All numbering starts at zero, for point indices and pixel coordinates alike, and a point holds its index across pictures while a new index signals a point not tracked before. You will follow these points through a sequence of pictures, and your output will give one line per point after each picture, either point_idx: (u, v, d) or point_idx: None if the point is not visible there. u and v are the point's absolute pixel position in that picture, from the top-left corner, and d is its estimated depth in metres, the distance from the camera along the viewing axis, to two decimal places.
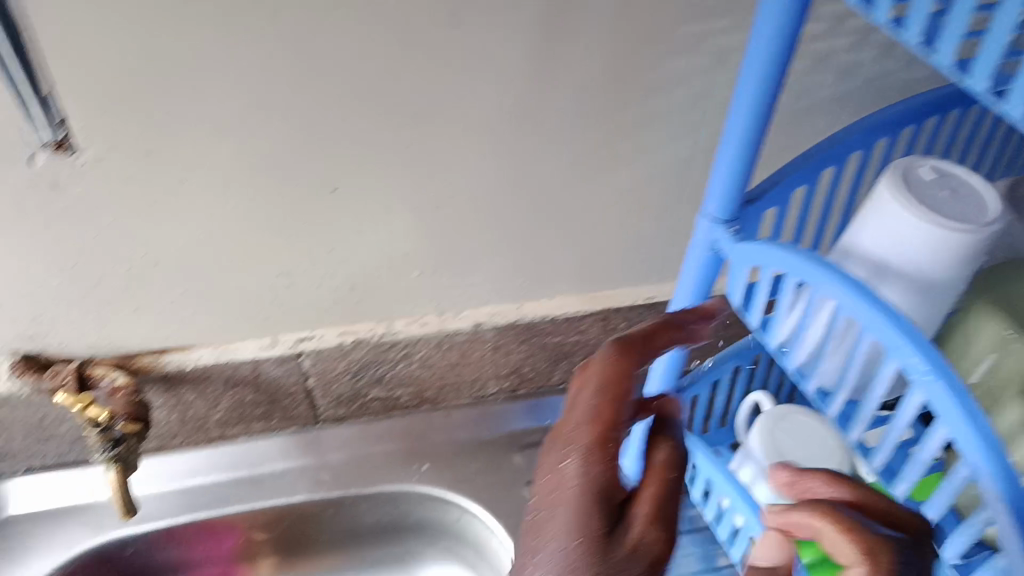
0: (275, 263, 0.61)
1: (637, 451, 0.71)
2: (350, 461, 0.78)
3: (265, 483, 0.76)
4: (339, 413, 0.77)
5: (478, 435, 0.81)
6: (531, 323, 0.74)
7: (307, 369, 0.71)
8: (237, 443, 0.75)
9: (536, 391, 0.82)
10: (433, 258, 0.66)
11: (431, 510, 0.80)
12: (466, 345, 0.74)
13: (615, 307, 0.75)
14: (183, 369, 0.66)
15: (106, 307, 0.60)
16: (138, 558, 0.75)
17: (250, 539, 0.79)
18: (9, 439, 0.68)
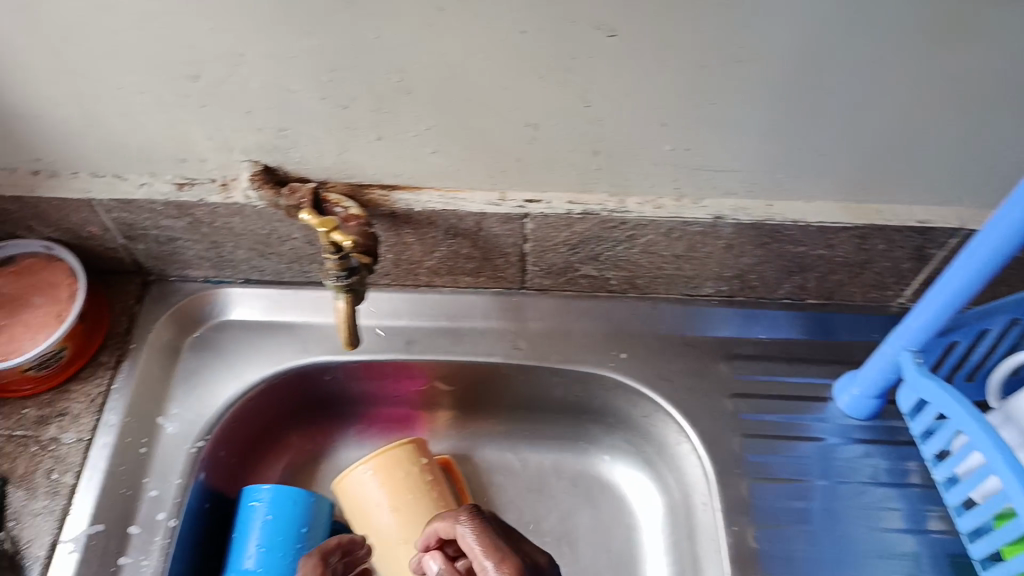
0: (525, 108, 0.56)
1: (869, 383, 0.69)
2: (549, 330, 0.75)
3: (463, 336, 0.75)
4: (544, 284, 0.74)
5: (685, 334, 0.75)
6: (777, 227, 0.65)
7: (528, 233, 0.67)
8: (439, 292, 0.75)
9: (755, 300, 0.76)
10: (696, 133, 0.58)
11: (620, 400, 0.76)
12: (697, 238, 0.66)
13: (877, 226, 0.65)
14: (409, 210, 0.64)
15: (349, 129, 0.58)
16: (334, 384, 0.77)
17: (433, 386, 0.79)
18: (235, 246, 0.69)
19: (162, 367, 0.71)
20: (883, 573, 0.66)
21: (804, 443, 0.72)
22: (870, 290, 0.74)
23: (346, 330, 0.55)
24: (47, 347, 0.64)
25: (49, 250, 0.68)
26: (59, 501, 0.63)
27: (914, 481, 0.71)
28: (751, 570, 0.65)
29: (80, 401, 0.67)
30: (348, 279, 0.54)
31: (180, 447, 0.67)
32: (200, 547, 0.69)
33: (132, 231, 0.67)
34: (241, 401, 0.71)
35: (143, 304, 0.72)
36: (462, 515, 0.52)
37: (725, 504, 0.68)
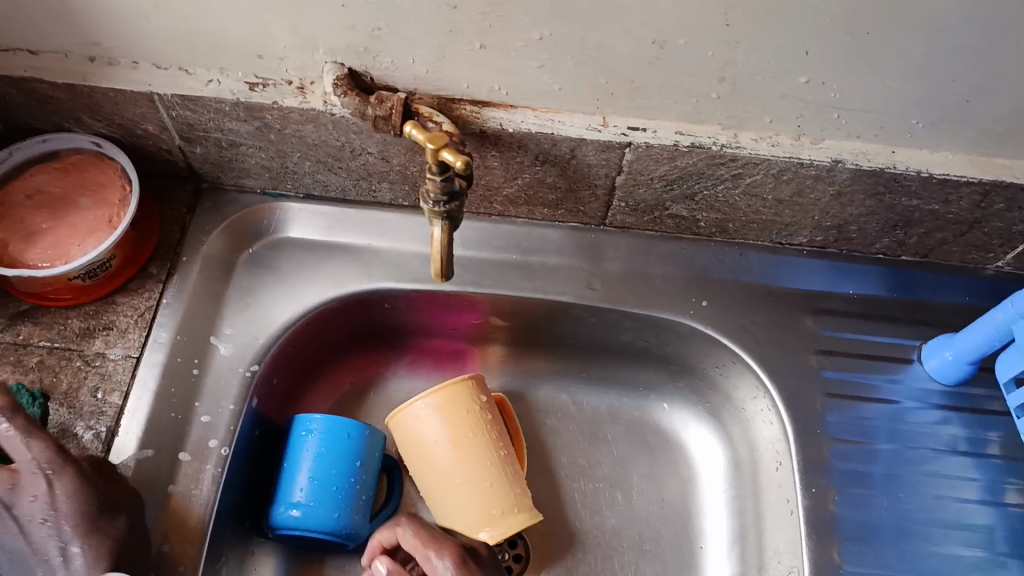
0: (655, 23, 0.49)
1: (974, 349, 0.64)
2: (627, 272, 0.70)
3: (535, 272, 0.69)
4: (627, 222, 0.69)
5: (770, 284, 0.71)
6: (897, 176, 0.60)
7: (624, 164, 0.61)
8: (513, 223, 0.70)
9: (847, 253, 0.71)
10: (837, 66, 0.51)
11: (693, 348, 0.71)
12: (808, 182, 0.62)
13: (1003, 184, 0.60)
14: (501, 130, 0.58)
15: (452, 34, 0.51)
16: (392, 314, 0.72)
17: (488, 323, 0.74)
18: (300, 156, 0.63)
19: (214, 283, 0.66)
20: (951, 543, 0.63)
21: (874, 404, 0.67)
22: (971, 251, 0.69)
23: (438, 260, 0.50)
24: (95, 257, 0.58)
25: (98, 148, 0.63)
26: (106, 423, 0.58)
27: (996, 452, 0.66)
28: (824, 535, 0.62)
29: (126, 315, 0.62)
30: (446, 205, 0.48)
31: (232, 371, 0.63)
32: (246, 476, 0.64)
33: (191, 132, 0.61)
34: (296, 326, 0.66)
35: (195, 214, 0.67)
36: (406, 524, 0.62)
37: (802, 465, 0.64)
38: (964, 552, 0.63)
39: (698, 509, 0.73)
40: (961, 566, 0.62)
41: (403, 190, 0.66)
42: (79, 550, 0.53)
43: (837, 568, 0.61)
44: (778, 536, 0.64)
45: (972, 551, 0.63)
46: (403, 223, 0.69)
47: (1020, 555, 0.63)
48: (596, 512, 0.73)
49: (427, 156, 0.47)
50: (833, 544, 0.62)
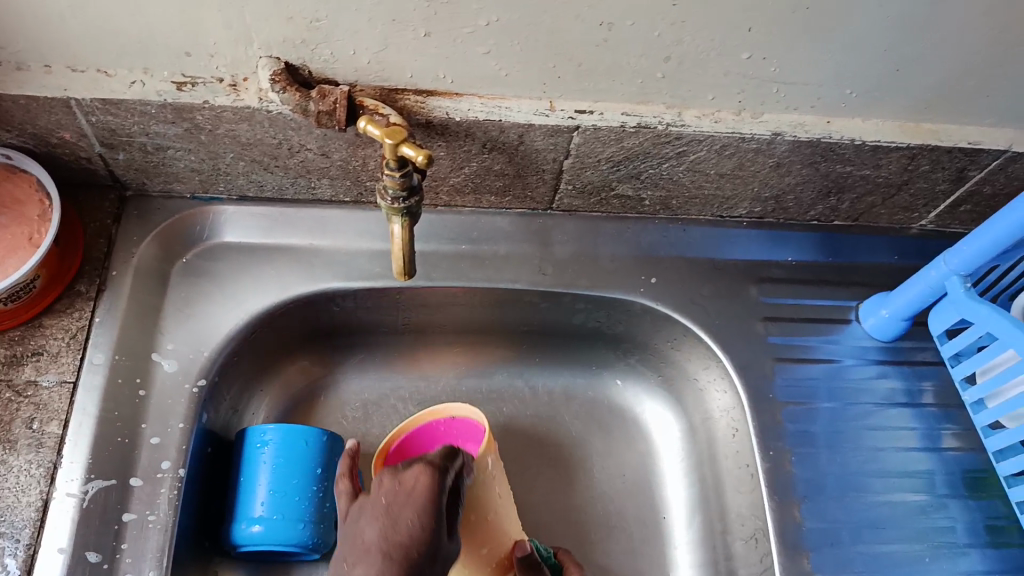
0: (604, 6, 0.49)
1: (906, 302, 0.67)
2: (578, 254, 0.70)
3: (485, 261, 0.69)
4: (574, 205, 0.69)
5: (714, 257, 0.72)
6: (832, 145, 0.62)
7: (572, 148, 0.60)
8: (460, 214, 0.69)
9: (784, 222, 0.74)
10: (778, 42, 0.53)
11: (645, 325, 0.72)
12: (749, 155, 0.63)
13: (929, 147, 0.63)
14: (448, 119, 0.56)
15: (395, 22, 0.49)
16: (340, 315, 0.70)
17: (437, 316, 0.72)
18: (234, 157, 0.60)
19: (148, 295, 0.62)
20: (898, 490, 0.66)
21: (818, 365, 0.70)
22: (898, 212, 0.73)
23: (400, 256, 0.49)
24: (19, 278, 0.54)
25: (8, 159, 0.58)
26: (46, 455, 0.54)
27: (929, 401, 0.70)
28: (783, 495, 0.64)
29: (57, 337, 0.58)
30: (406, 201, 0.47)
31: (180, 388, 0.59)
32: (200, 497, 0.61)
33: (113, 138, 0.57)
34: (242, 335, 0.63)
35: (122, 224, 0.63)
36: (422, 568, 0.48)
37: (757, 429, 0.66)
38: (909, 497, 0.66)
39: (658, 480, 0.74)
40: (908, 511, 0.66)
41: (345, 187, 0.64)
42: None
43: (797, 526, 0.63)
44: (740, 500, 0.66)
45: (916, 496, 0.66)
46: (346, 220, 0.66)
47: (959, 496, 0.67)
48: (561, 494, 0.73)
49: (386, 151, 0.45)
50: (792, 504, 0.64)
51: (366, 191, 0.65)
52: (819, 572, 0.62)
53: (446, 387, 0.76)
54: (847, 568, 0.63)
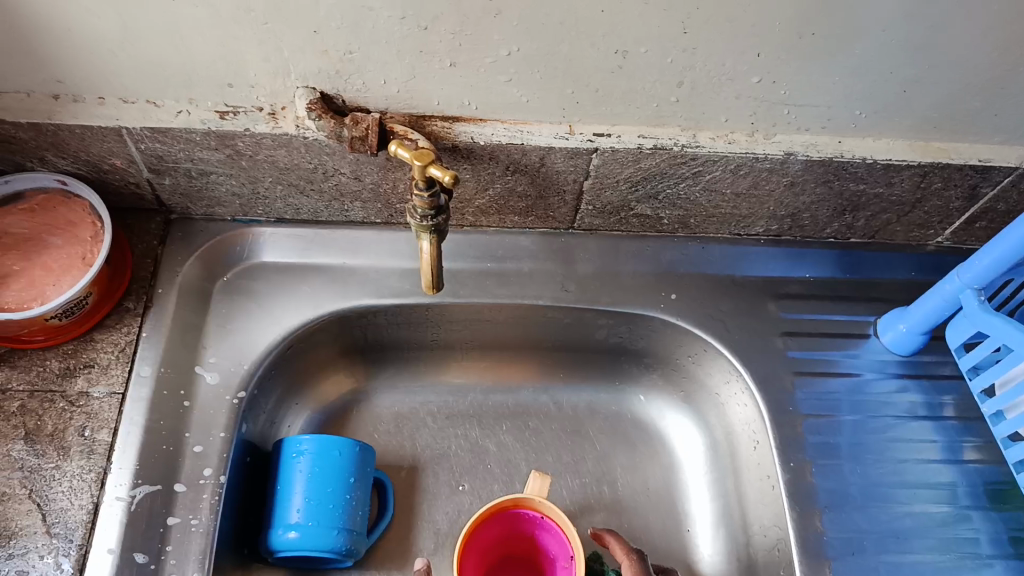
0: (619, 35, 0.52)
1: (922, 317, 0.69)
2: (599, 272, 0.72)
3: (509, 279, 0.71)
4: (594, 224, 0.72)
5: (732, 274, 0.74)
6: (845, 164, 0.64)
7: (592, 169, 0.63)
8: (485, 233, 0.72)
9: (801, 240, 0.75)
10: (787, 65, 0.55)
11: (665, 340, 0.74)
12: (764, 174, 0.65)
13: (940, 165, 0.65)
14: (472, 143, 0.59)
15: (423, 53, 0.53)
16: (372, 331, 0.73)
17: (463, 332, 0.75)
18: (272, 181, 0.63)
19: (191, 312, 0.65)
20: (920, 501, 0.67)
21: (838, 379, 0.71)
22: (913, 229, 0.74)
23: (429, 270, 0.52)
24: (74, 294, 0.58)
25: (63, 185, 0.62)
26: (96, 461, 0.57)
27: (950, 414, 0.71)
28: (804, 505, 0.65)
29: (107, 351, 0.61)
30: (434, 219, 0.50)
31: (220, 398, 0.63)
32: (238, 504, 0.64)
33: (160, 164, 0.61)
34: (278, 349, 0.66)
35: (167, 245, 0.67)
36: None
37: (778, 441, 0.68)
38: (932, 508, 0.67)
39: (681, 493, 0.75)
40: (931, 522, 0.66)
41: (375, 209, 0.67)
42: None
43: (820, 535, 0.64)
44: (762, 512, 0.68)
45: (939, 507, 0.67)
46: (377, 240, 0.70)
47: (982, 507, 0.67)
48: (585, 507, 0.75)
49: (414, 172, 0.48)
50: (814, 514, 0.65)
51: (396, 213, 0.68)
52: None
53: (472, 401, 0.78)
54: None
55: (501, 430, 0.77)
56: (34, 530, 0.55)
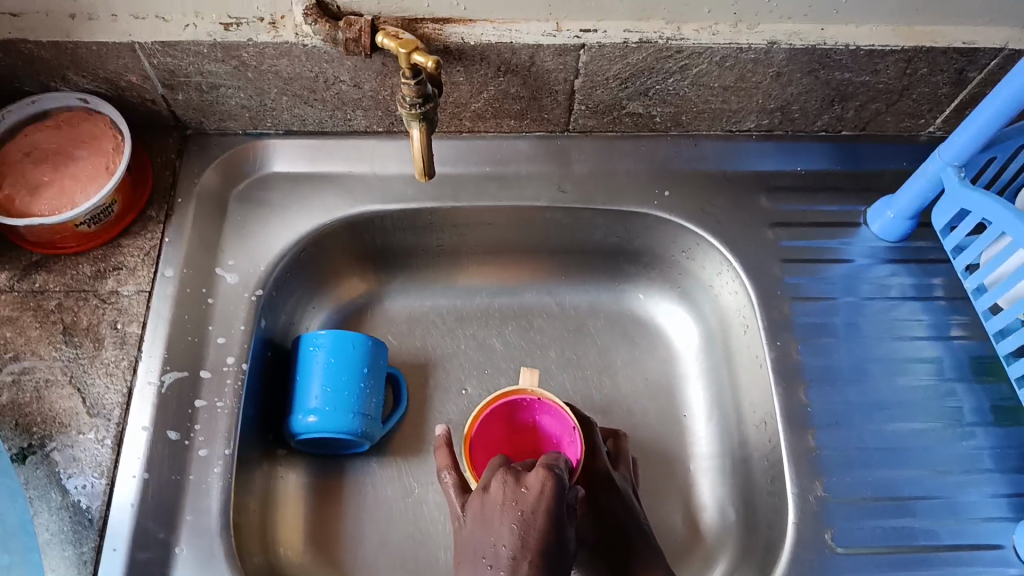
0: None
1: (909, 201, 0.71)
2: (594, 172, 0.75)
3: (508, 182, 0.75)
4: (589, 125, 0.74)
5: (725, 170, 0.77)
6: (828, 52, 0.66)
7: (581, 66, 0.66)
8: (484, 138, 0.75)
9: (792, 134, 0.77)
10: None
11: (660, 237, 0.77)
12: (749, 66, 0.67)
13: (924, 50, 0.66)
14: (463, 44, 0.62)
15: None
16: (381, 237, 0.77)
17: (468, 238, 0.79)
18: (278, 92, 0.67)
19: (207, 218, 0.70)
20: (904, 375, 0.71)
21: (831, 265, 0.74)
22: (904, 119, 0.76)
23: (421, 160, 0.55)
24: (99, 201, 0.63)
25: (86, 104, 0.67)
26: (129, 351, 0.63)
27: (939, 295, 0.74)
28: (791, 379, 0.69)
29: (133, 255, 0.67)
30: (422, 106, 0.53)
31: (239, 296, 0.68)
32: (261, 393, 0.70)
33: (172, 79, 0.65)
34: (292, 253, 0.71)
35: (184, 159, 0.71)
36: (534, 508, 0.51)
37: (766, 322, 0.71)
38: (919, 381, 0.70)
39: (680, 381, 0.80)
40: (915, 394, 0.70)
41: (377, 117, 0.71)
42: (230, 452, 0.62)
43: (804, 406, 0.68)
44: (753, 391, 0.72)
45: (925, 379, 0.70)
46: (380, 148, 0.73)
47: (966, 380, 0.71)
48: (589, 398, 0.79)
49: (401, 60, 0.52)
50: (798, 387, 0.69)
51: (396, 120, 0.71)
52: (824, 448, 0.67)
53: (480, 304, 0.83)
54: (855, 444, 0.68)
55: (507, 330, 0.81)
56: (76, 411, 0.60)
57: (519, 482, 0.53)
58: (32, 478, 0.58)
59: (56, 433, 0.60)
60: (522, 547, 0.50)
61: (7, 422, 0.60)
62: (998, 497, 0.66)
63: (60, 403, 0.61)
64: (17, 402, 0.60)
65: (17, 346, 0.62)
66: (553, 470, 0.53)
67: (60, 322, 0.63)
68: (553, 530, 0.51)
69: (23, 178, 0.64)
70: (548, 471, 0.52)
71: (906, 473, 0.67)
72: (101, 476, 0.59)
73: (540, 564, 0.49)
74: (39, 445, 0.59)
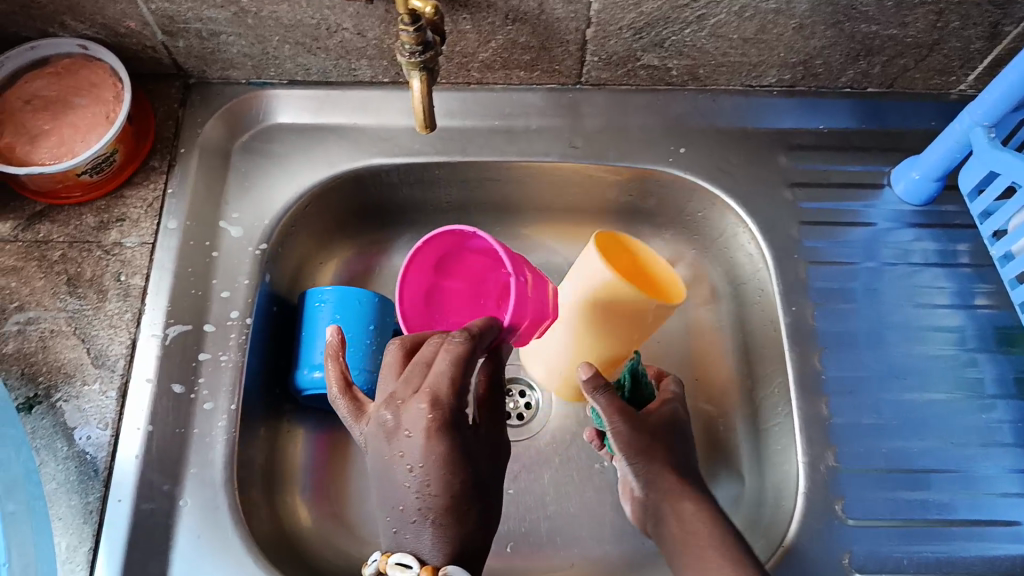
0: None
1: (935, 164, 0.68)
2: (607, 127, 0.73)
3: (518, 136, 0.72)
4: (602, 78, 0.72)
5: (744, 126, 0.74)
6: (854, 3, 0.62)
7: (593, 15, 0.63)
8: (492, 91, 0.73)
9: (816, 90, 0.74)
10: None
11: (675, 196, 0.75)
12: (771, 17, 0.64)
13: (956, 2, 0.62)
14: None
15: None
16: (388, 191, 0.75)
17: (477, 194, 0.77)
18: (280, 40, 0.65)
19: (212, 170, 0.69)
20: (924, 343, 0.68)
21: (851, 228, 0.72)
22: (933, 75, 0.72)
23: (421, 110, 0.52)
24: (101, 149, 0.62)
25: (85, 50, 0.66)
26: (133, 302, 0.63)
27: (964, 261, 0.71)
28: (805, 345, 0.67)
29: (137, 206, 0.66)
30: (422, 54, 0.51)
31: (243, 250, 0.67)
32: (269, 348, 0.70)
33: (172, 25, 0.64)
34: (297, 206, 0.70)
35: (187, 108, 0.70)
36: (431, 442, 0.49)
37: (781, 286, 0.69)
38: (938, 350, 0.68)
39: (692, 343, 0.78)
40: (934, 362, 0.68)
41: (383, 67, 0.69)
42: (236, 407, 0.62)
43: (818, 373, 0.67)
44: (766, 356, 0.70)
45: (945, 349, 0.68)
46: (386, 99, 0.72)
47: (988, 349, 0.68)
48: None
49: (399, 6, 0.50)
50: (813, 354, 0.67)
51: (403, 71, 0.69)
52: (837, 416, 0.65)
53: None
54: (868, 412, 0.66)
55: None
56: (82, 362, 0.60)
57: (403, 423, 0.50)
58: (39, 427, 0.58)
59: (61, 383, 0.60)
60: (421, 497, 0.49)
61: (13, 371, 0.60)
62: (1016, 472, 0.64)
63: (64, 354, 0.61)
64: (22, 351, 0.60)
65: (23, 295, 0.62)
66: (436, 406, 0.49)
67: (65, 273, 0.63)
68: (455, 474, 0.49)
69: (22, 126, 0.63)
70: (428, 409, 0.49)
71: (920, 444, 0.65)
72: (106, 427, 0.59)
73: (444, 518, 0.49)
74: (45, 395, 0.59)
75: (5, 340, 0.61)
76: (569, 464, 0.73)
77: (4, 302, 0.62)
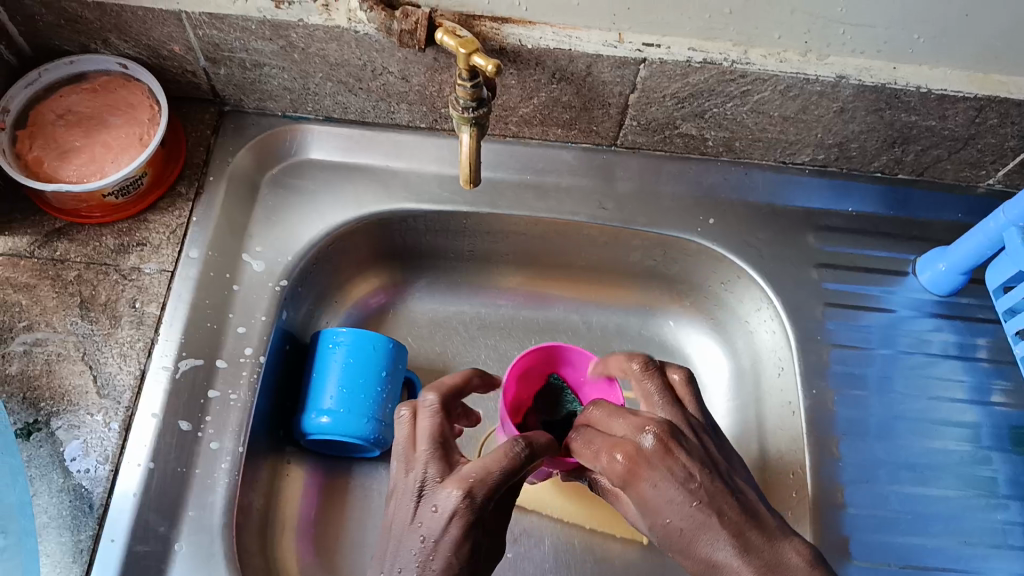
0: None
1: (962, 257, 0.68)
2: (639, 192, 0.73)
3: (549, 193, 0.72)
4: (638, 142, 0.72)
5: (774, 203, 0.74)
6: (898, 92, 0.63)
7: (639, 81, 0.63)
8: (527, 145, 0.73)
9: (846, 172, 0.74)
10: None
11: (700, 266, 0.75)
12: (814, 98, 0.64)
13: (998, 100, 0.63)
14: (520, 47, 0.60)
15: None
16: (411, 235, 0.74)
17: (500, 246, 0.76)
18: (322, 77, 0.65)
19: (239, 200, 0.68)
20: (941, 438, 0.68)
21: (874, 313, 0.71)
22: (963, 169, 0.73)
23: (467, 164, 0.54)
24: (129, 173, 0.60)
25: (124, 69, 0.65)
26: (146, 331, 0.61)
27: (984, 355, 0.71)
28: (824, 431, 0.66)
29: (159, 231, 0.64)
30: (475, 111, 0.52)
31: (263, 285, 0.66)
32: (275, 387, 0.67)
33: (216, 52, 0.63)
34: (320, 243, 0.68)
35: (219, 136, 0.69)
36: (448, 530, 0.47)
37: (802, 367, 0.68)
38: (955, 446, 0.67)
39: None
40: (950, 459, 0.67)
41: (421, 112, 0.68)
42: (243, 450, 0.60)
43: (836, 461, 0.66)
44: (782, 435, 0.69)
45: (962, 445, 0.67)
46: (420, 144, 0.71)
47: (1004, 449, 0.68)
48: None
49: (459, 61, 0.50)
50: (832, 440, 0.66)
51: (440, 118, 0.69)
52: (851, 505, 0.64)
53: (504, 314, 0.80)
54: (883, 505, 0.65)
55: (531, 344, 0.79)
56: (86, 389, 0.58)
57: (435, 497, 0.48)
58: (35, 456, 0.56)
59: (64, 410, 0.57)
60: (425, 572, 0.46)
61: (15, 396, 0.57)
62: None
63: (69, 380, 0.58)
64: (25, 373, 0.58)
65: (32, 315, 0.60)
66: (470, 496, 0.47)
67: (78, 295, 0.61)
68: (467, 549, 0.47)
69: (53, 141, 0.62)
70: (457, 496, 0.47)
71: (934, 542, 0.64)
72: (105, 460, 0.56)
73: None
74: (45, 421, 0.57)
75: (9, 360, 0.59)
76: (572, 531, 0.71)
77: (12, 320, 0.60)
